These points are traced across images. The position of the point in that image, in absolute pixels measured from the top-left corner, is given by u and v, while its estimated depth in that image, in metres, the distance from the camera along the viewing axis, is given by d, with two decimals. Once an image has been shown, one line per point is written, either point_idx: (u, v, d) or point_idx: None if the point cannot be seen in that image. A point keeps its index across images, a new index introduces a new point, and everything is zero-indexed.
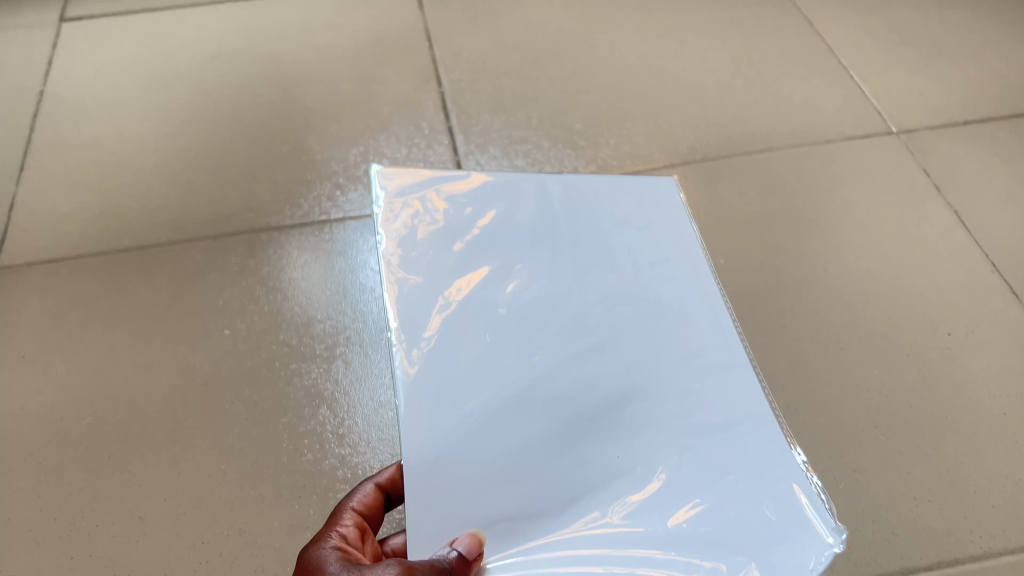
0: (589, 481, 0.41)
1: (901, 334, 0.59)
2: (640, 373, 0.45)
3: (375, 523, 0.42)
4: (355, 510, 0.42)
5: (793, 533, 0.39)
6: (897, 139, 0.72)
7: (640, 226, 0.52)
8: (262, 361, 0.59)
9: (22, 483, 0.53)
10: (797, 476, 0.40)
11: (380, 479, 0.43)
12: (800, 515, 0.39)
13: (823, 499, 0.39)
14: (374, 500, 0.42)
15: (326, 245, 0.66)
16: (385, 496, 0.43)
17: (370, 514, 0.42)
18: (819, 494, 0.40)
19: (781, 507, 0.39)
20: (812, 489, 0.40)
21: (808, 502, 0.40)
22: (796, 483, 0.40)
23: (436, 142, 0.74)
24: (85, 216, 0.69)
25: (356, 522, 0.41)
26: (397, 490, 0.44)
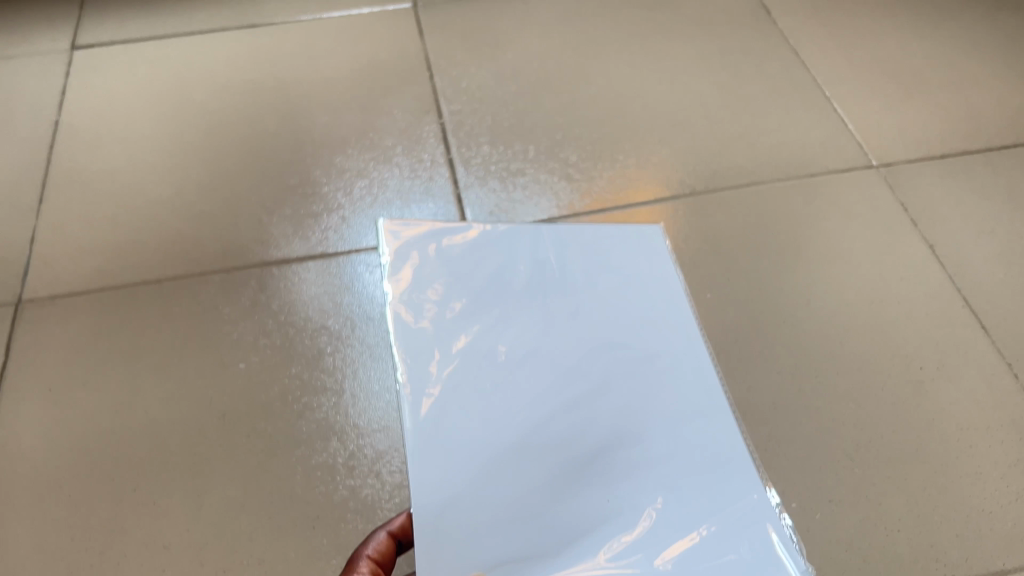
0: (584, 523, 0.44)
1: (876, 368, 0.62)
2: (629, 421, 0.49)
3: (388, 569, 0.46)
4: (370, 557, 0.46)
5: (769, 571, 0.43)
6: (876, 173, 0.75)
7: (628, 277, 0.56)
8: (275, 394, 0.62)
9: (54, 513, 0.57)
10: (771, 518, 0.45)
11: (392, 527, 0.47)
12: (774, 555, 0.43)
13: (793, 542, 0.44)
14: (388, 547, 0.47)
15: (333, 277, 0.70)
16: (396, 543, 0.47)
17: (384, 560, 0.46)
18: (790, 536, 0.45)
19: (758, 547, 0.44)
20: (784, 530, 0.44)
21: (781, 543, 0.44)
22: (770, 524, 0.44)
23: (437, 174, 0.78)
24: (103, 249, 0.72)
25: (372, 568, 0.45)
26: (408, 537, 0.48)
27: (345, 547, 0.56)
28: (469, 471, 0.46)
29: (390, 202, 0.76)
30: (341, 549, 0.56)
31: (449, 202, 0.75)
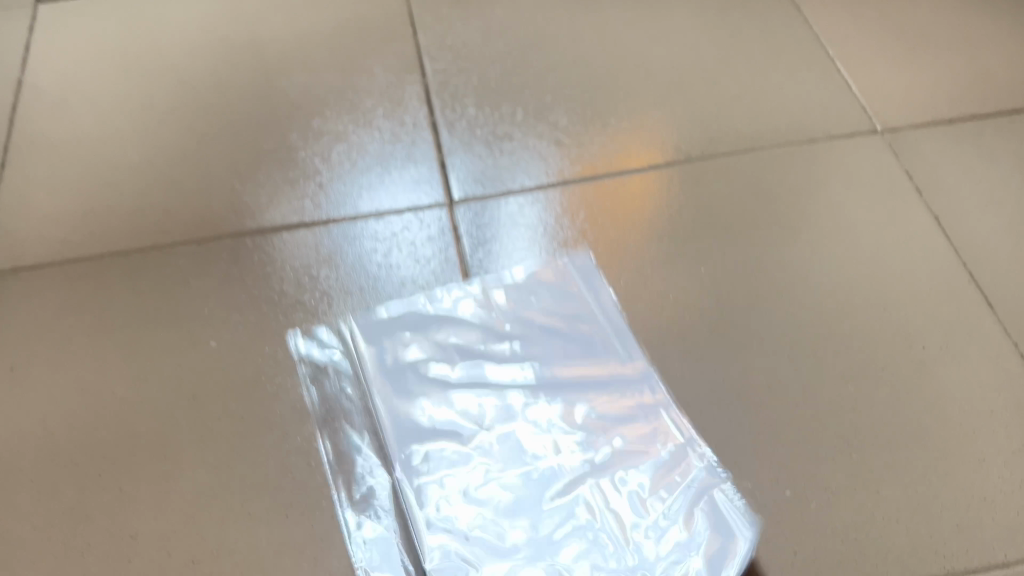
0: (561, 539, 0.52)
1: (876, 348, 0.60)
2: (597, 450, 0.55)
3: None
4: None
5: (728, 533, 0.51)
6: (881, 138, 0.72)
7: (576, 322, 0.62)
8: (248, 375, 0.59)
9: (16, 501, 0.54)
10: (714, 484, 0.53)
11: None
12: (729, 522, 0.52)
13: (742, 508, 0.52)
14: None
15: (310, 250, 0.66)
16: None
17: None
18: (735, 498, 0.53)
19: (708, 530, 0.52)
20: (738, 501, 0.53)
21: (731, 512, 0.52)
22: (715, 489, 0.53)
23: (420, 138, 0.74)
24: (69, 218, 0.68)
25: None
26: None
27: (318, 535, 0.53)
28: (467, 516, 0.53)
29: (370, 167, 0.72)
30: (314, 538, 0.53)
31: (432, 168, 0.72)
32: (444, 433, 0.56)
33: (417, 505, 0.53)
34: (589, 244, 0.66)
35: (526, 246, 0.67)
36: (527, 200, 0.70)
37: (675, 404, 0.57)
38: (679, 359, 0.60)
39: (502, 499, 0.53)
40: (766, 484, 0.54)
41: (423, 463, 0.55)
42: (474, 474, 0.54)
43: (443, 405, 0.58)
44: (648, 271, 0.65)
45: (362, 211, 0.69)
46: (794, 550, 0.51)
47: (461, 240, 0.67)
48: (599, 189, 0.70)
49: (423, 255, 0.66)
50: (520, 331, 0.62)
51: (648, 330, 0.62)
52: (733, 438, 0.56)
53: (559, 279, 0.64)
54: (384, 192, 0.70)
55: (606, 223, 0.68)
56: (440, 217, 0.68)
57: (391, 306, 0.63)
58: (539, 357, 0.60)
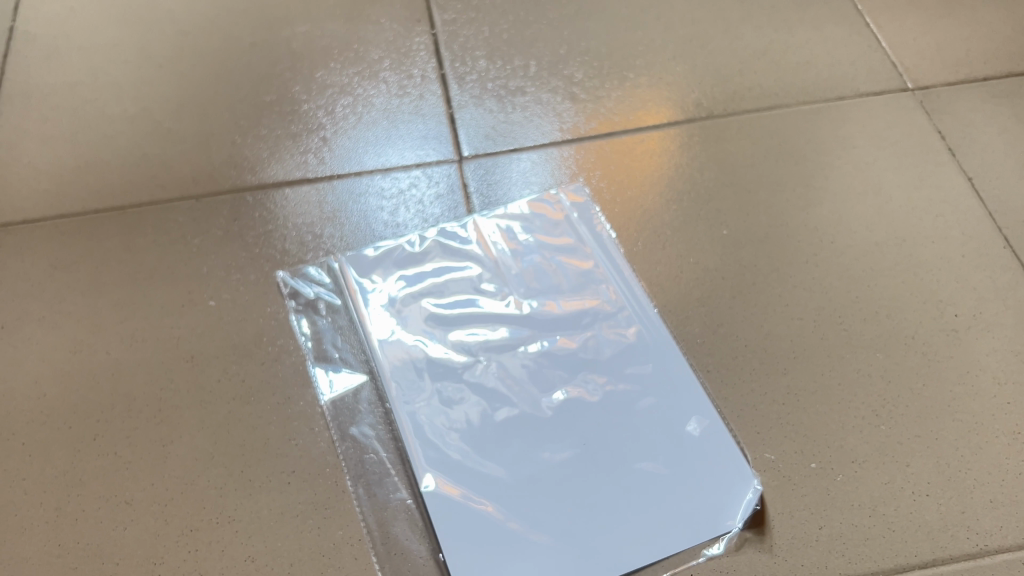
0: (581, 508, 0.49)
1: (906, 315, 0.57)
2: (614, 415, 0.53)
3: None
4: None
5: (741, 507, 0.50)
6: (912, 96, 0.69)
7: (592, 281, 0.59)
8: (249, 337, 0.57)
9: (6, 464, 0.51)
10: (729, 457, 0.51)
11: None
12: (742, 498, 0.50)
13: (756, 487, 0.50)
14: None
15: (314, 207, 0.63)
16: None
17: None
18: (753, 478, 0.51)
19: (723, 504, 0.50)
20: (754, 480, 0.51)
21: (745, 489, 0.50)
22: (731, 463, 0.51)
23: (428, 92, 0.71)
24: (62, 172, 0.65)
25: None
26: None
27: (322, 504, 0.50)
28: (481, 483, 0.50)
29: (377, 121, 0.69)
30: (318, 507, 0.50)
31: (441, 123, 0.69)
32: (450, 397, 0.54)
33: (426, 468, 0.51)
34: (605, 203, 0.64)
35: (535, 200, 0.64)
36: (539, 157, 0.67)
37: (695, 370, 0.55)
38: (701, 323, 0.57)
39: (512, 469, 0.51)
40: (791, 456, 0.52)
41: (431, 426, 0.52)
42: (483, 437, 0.52)
43: (449, 365, 0.55)
44: (667, 231, 0.62)
45: (367, 168, 0.66)
46: (820, 525, 0.49)
47: (471, 197, 0.64)
48: (615, 146, 0.67)
49: (432, 213, 0.63)
50: (530, 290, 0.59)
51: (667, 292, 0.59)
52: (756, 408, 0.53)
53: (568, 237, 0.61)
54: (391, 147, 0.67)
55: (623, 179, 0.65)
56: (449, 174, 0.66)
57: (393, 264, 0.60)
58: (550, 319, 0.57)
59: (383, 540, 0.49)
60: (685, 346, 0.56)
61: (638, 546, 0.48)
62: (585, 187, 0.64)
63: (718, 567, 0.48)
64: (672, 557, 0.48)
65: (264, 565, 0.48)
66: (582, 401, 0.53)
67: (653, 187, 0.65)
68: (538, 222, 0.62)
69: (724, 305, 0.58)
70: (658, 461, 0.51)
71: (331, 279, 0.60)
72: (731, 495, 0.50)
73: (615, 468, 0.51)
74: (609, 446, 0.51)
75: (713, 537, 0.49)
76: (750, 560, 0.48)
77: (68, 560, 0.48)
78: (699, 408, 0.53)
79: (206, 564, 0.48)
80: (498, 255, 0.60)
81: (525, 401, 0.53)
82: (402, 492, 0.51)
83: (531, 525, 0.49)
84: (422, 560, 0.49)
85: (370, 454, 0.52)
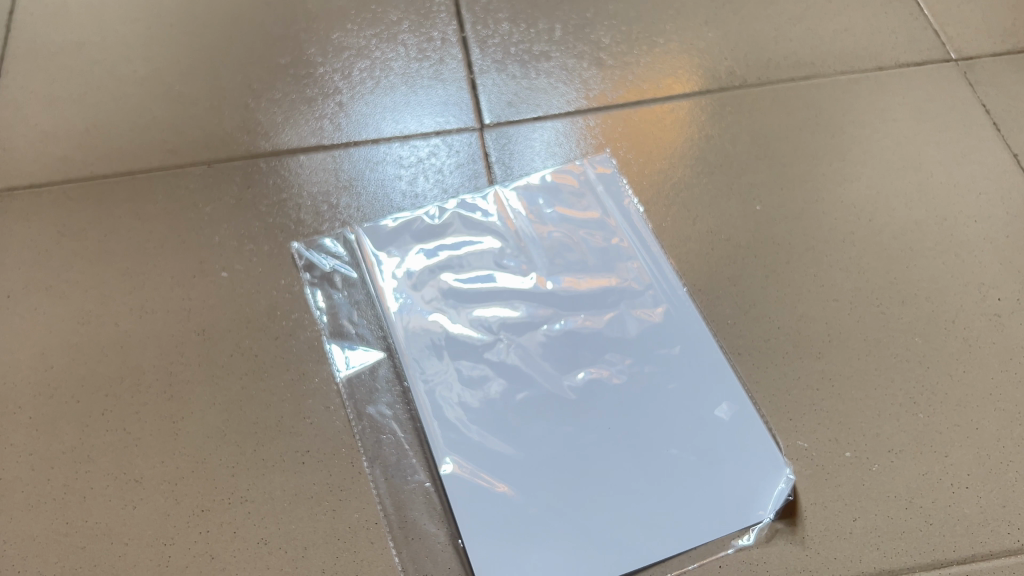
0: (607, 499, 0.47)
1: (946, 298, 0.55)
2: (641, 399, 0.51)
3: None
4: None
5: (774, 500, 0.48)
6: (954, 68, 0.67)
7: (619, 258, 0.57)
8: (262, 310, 0.55)
9: (13, 439, 0.50)
10: (762, 445, 0.49)
11: None
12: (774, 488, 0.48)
13: (789, 477, 0.48)
14: None
15: (329, 175, 0.61)
16: None
17: None
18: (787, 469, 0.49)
19: (754, 495, 0.48)
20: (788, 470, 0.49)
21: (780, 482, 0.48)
22: (764, 452, 0.49)
23: (448, 55, 0.68)
24: (70, 134, 0.63)
25: None
26: None
27: (337, 486, 0.48)
28: (503, 466, 0.48)
29: (396, 86, 0.66)
30: (333, 489, 0.48)
31: (461, 89, 0.66)
32: (470, 377, 0.51)
33: (445, 450, 0.49)
34: (632, 177, 0.61)
35: (559, 171, 0.61)
36: (564, 126, 0.64)
37: (725, 352, 0.53)
38: (732, 304, 0.55)
39: (535, 450, 0.49)
40: (824, 444, 0.50)
41: (450, 406, 0.50)
42: (504, 419, 0.50)
43: (470, 343, 0.53)
44: (698, 206, 0.60)
45: (385, 135, 0.63)
46: (854, 517, 0.47)
47: (492, 167, 0.62)
48: (644, 115, 0.65)
49: (451, 184, 0.61)
50: (553, 265, 0.56)
51: (697, 270, 0.56)
52: (789, 393, 0.51)
53: (593, 210, 0.59)
54: (409, 113, 0.65)
55: (652, 150, 0.63)
56: (469, 142, 0.63)
57: (412, 236, 0.57)
58: (574, 296, 0.55)
59: (400, 524, 0.48)
60: (715, 328, 0.54)
61: (666, 536, 0.46)
62: (611, 159, 0.62)
63: (747, 559, 0.46)
64: (701, 547, 0.46)
65: (278, 548, 0.46)
66: (608, 382, 0.51)
67: (683, 159, 0.62)
68: (563, 194, 0.60)
69: (757, 285, 0.56)
70: (686, 447, 0.49)
71: (348, 251, 0.57)
72: (762, 484, 0.48)
73: (641, 454, 0.49)
74: (635, 431, 0.49)
75: (743, 527, 0.47)
76: (781, 552, 0.46)
77: (76, 539, 0.46)
78: (730, 393, 0.51)
79: (218, 546, 0.46)
80: (521, 228, 0.58)
81: (547, 381, 0.51)
82: (420, 474, 0.49)
83: (554, 512, 0.47)
84: (441, 545, 0.47)
85: (387, 435, 0.50)
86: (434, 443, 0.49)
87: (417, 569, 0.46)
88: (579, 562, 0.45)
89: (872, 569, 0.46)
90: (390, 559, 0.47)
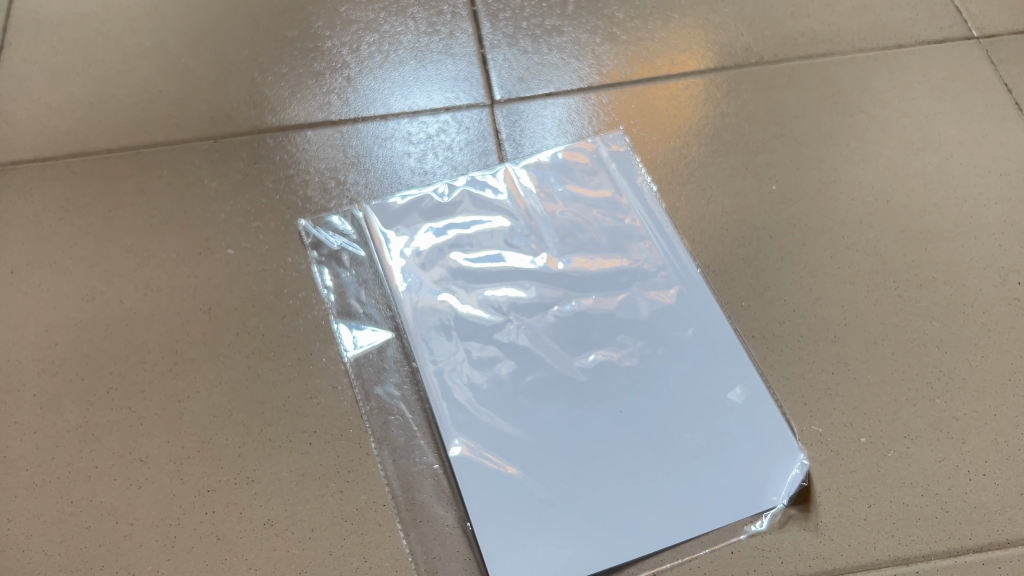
0: (618, 483, 0.46)
1: (965, 282, 0.54)
2: (653, 381, 0.50)
3: None
4: None
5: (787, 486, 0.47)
6: (976, 46, 0.66)
7: (631, 238, 0.56)
8: (269, 288, 0.54)
9: (17, 417, 0.49)
10: (775, 430, 0.49)
11: None
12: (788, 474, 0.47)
13: (803, 463, 0.48)
14: None
15: (337, 151, 0.60)
16: None
17: None
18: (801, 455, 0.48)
19: (768, 481, 0.47)
20: (802, 456, 0.48)
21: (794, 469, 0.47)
22: (777, 437, 0.48)
23: (458, 29, 0.67)
24: (73, 108, 0.62)
25: None
26: None
27: (345, 467, 0.48)
28: (513, 449, 0.47)
29: (405, 60, 0.65)
30: (341, 470, 0.48)
31: (472, 64, 0.65)
32: (480, 358, 0.51)
33: (454, 432, 0.48)
34: (645, 155, 0.60)
35: (571, 148, 0.60)
36: (576, 102, 0.63)
37: (739, 335, 0.52)
38: (746, 286, 0.54)
39: (546, 433, 0.48)
40: (839, 430, 0.49)
41: (459, 388, 0.50)
42: (514, 401, 0.49)
43: (479, 323, 0.52)
44: (713, 185, 0.59)
45: (393, 110, 0.62)
46: (869, 503, 0.46)
47: (503, 144, 0.61)
48: (657, 92, 0.63)
49: (461, 161, 0.60)
50: (565, 244, 0.55)
51: (711, 252, 0.56)
52: (804, 377, 0.50)
53: (606, 189, 0.58)
54: (418, 88, 0.63)
55: (667, 127, 0.62)
56: (479, 119, 0.62)
57: (420, 214, 0.56)
58: (585, 276, 0.54)
59: (409, 507, 0.47)
60: (729, 310, 0.53)
61: (677, 521, 0.46)
62: (624, 137, 0.61)
63: (760, 545, 0.45)
64: (713, 533, 0.46)
65: (284, 529, 0.46)
66: (620, 364, 0.50)
67: (697, 138, 0.61)
68: (576, 172, 0.59)
69: (772, 266, 0.55)
70: (699, 432, 0.48)
71: (355, 229, 0.56)
72: (776, 469, 0.47)
73: (653, 438, 0.48)
74: (647, 415, 0.49)
75: (756, 513, 0.46)
76: (794, 538, 0.46)
77: (81, 518, 0.46)
78: (743, 377, 0.50)
79: (224, 527, 0.46)
80: (531, 206, 0.57)
81: (558, 363, 0.50)
82: (428, 457, 0.48)
83: (565, 496, 0.46)
84: (450, 528, 0.46)
85: (395, 416, 0.50)
86: (443, 425, 0.49)
87: (425, 552, 0.46)
88: (589, 548, 0.45)
89: (887, 556, 0.45)
90: (398, 542, 0.46)
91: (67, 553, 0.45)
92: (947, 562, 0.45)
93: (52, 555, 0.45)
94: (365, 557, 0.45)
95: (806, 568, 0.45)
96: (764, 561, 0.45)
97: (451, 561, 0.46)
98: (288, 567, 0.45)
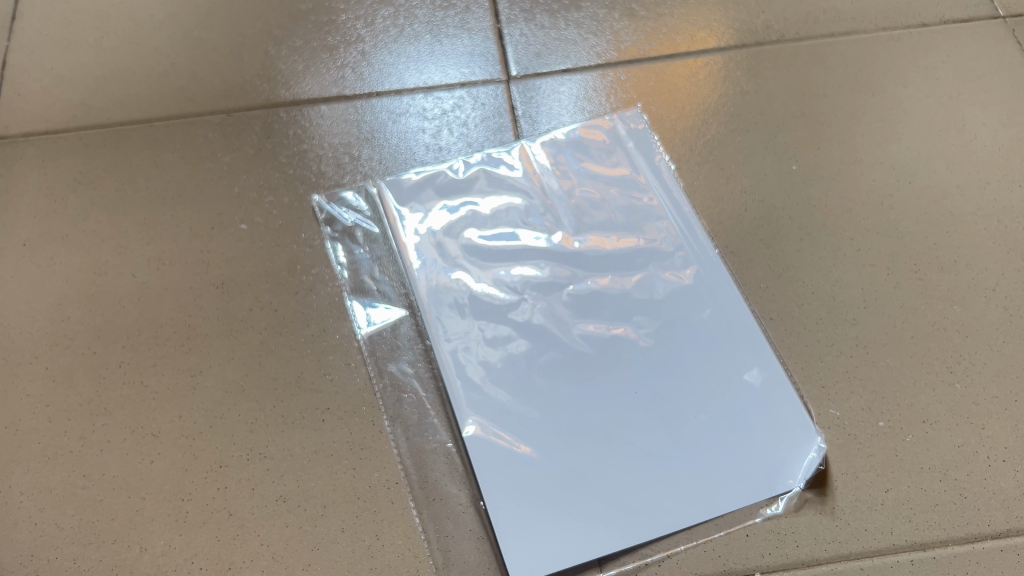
0: (632, 464, 0.46)
1: (987, 266, 0.53)
2: (671, 365, 0.49)
3: None
4: None
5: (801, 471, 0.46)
6: (1002, 26, 0.65)
7: (649, 218, 0.55)
8: (281, 264, 0.54)
9: (29, 389, 0.49)
10: (794, 415, 0.48)
11: None
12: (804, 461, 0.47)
13: (818, 455, 0.47)
14: None
15: (351, 126, 0.59)
16: None
17: None
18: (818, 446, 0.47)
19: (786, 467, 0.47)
20: (818, 446, 0.47)
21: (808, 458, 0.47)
22: (798, 419, 0.48)
23: (475, 3, 0.66)
24: (87, 81, 0.61)
25: None
26: None
27: (358, 444, 0.48)
28: (528, 429, 0.47)
29: (420, 35, 0.64)
30: (353, 447, 0.47)
31: (488, 39, 0.64)
32: (494, 337, 0.50)
33: (467, 411, 0.48)
34: (664, 133, 0.59)
35: (588, 125, 0.59)
36: (593, 80, 0.62)
37: (757, 317, 0.51)
38: (765, 267, 0.53)
39: (560, 412, 0.47)
40: (857, 413, 0.48)
41: (472, 367, 0.49)
42: (529, 380, 0.49)
43: (493, 302, 0.51)
44: (731, 164, 0.58)
45: (409, 86, 0.61)
46: (886, 488, 0.46)
47: (518, 121, 0.60)
48: (675, 69, 0.63)
49: (476, 137, 0.59)
50: (581, 223, 0.55)
51: (728, 231, 0.55)
52: (822, 359, 0.50)
53: (622, 166, 0.57)
54: (433, 63, 0.63)
55: (685, 105, 0.61)
56: (494, 95, 0.61)
57: (434, 191, 0.56)
58: (601, 255, 0.53)
59: (421, 485, 0.47)
60: (747, 291, 0.52)
61: (691, 502, 0.45)
62: (643, 115, 0.60)
63: (775, 527, 0.45)
64: (727, 516, 0.45)
65: (297, 506, 0.46)
66: (635, 344, 0.50)
67: (716, 116, 0.60)
68: (594, 151, 0.58)
69: (791, 248, 0.54)
70: (715, 414, 0.48)
71: (369, 206, 0.56)
72: (792, 453, 0.47)
73: (669, 419, 0.47)
74: (662, 396, 0.48)
75: (773, 495, 0.46)
76: (810, 522, 0.45)
77: (93, 492, 0.46)
78: (762, 359, 0.50)
79: (235, 503, 0.46)
80: (547, 183, 0.56)
81: (572, 342, 0.50)
82: (442, 435, 0.48)
83: (579, 476, 0.46)
84: (462, 506, 0.46)
85: (408, 394, 0.49)
86: (457, 403, 0.48)
87: (438, 530, 0.46)
88: (602, 528, 0.44)
89: (904, 542, 0.45)
90: (411, 520, 0.46)
91: (79, 526, 0.45)
92: (964, 548, 0.44)
93: (65, 528, 0.45)
94: (378, 535, 0.45)
95: (822, 552, 0.44)
96: (779, 545, 0.45)
97: (464, 539, 0.45)
98: (299, 544, 0.45)
